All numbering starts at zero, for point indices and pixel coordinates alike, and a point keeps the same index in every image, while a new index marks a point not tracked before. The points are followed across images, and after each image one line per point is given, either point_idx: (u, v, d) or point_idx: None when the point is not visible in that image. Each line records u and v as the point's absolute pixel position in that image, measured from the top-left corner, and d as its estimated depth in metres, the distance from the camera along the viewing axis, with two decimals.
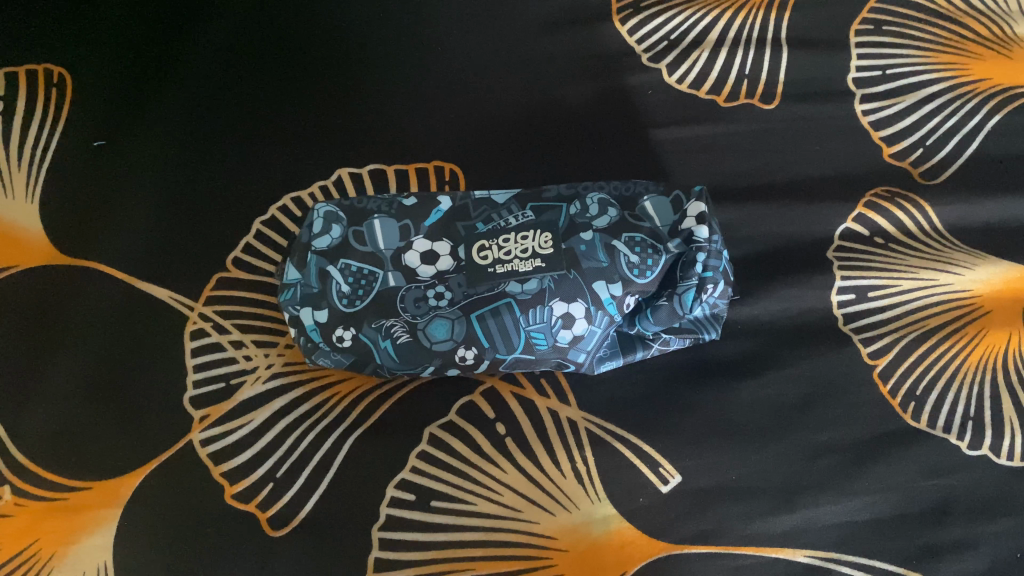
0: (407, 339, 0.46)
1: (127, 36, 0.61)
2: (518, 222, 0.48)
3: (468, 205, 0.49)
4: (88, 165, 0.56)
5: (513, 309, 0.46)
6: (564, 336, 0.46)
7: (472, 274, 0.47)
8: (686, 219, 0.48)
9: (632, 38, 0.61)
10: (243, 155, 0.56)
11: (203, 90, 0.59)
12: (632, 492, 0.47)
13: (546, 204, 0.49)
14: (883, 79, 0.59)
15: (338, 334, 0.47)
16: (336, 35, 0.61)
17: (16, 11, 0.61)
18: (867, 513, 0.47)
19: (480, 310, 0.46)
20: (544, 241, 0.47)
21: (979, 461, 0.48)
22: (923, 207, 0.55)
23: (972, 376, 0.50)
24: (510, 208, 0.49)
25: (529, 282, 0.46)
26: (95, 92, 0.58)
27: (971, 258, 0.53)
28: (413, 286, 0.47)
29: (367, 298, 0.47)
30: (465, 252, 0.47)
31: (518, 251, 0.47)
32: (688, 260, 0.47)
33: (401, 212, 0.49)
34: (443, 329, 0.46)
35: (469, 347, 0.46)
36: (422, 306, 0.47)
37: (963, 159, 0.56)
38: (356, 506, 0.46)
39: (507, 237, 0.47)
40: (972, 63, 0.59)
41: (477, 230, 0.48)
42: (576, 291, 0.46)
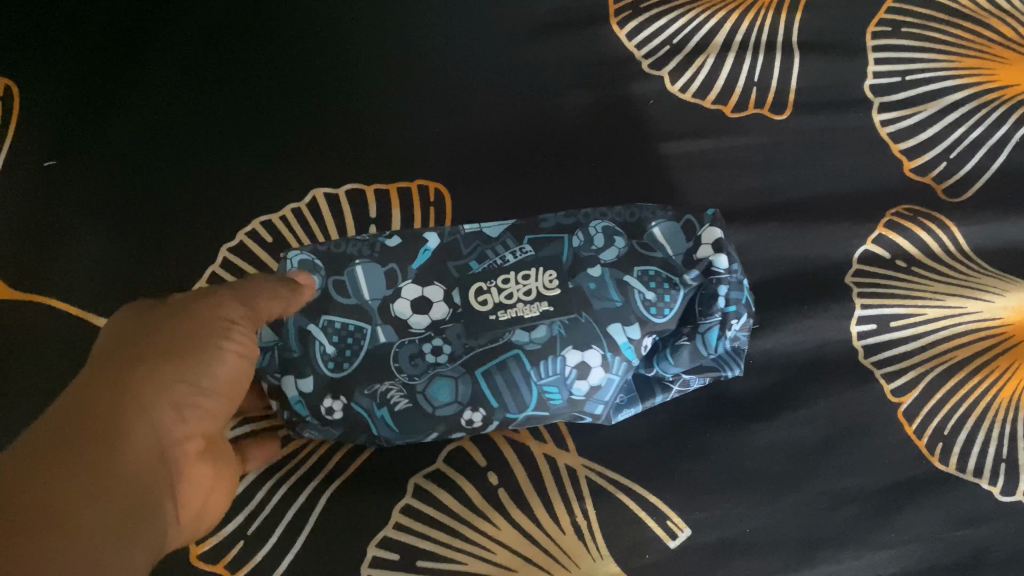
0: (407, 405, 0.41)
1: (83, 39, 0.56)
2: (516, 260, 0.44)
3: (458, 241, 0.45)
4: (39, 187, 0.51)
5: (522, 362, 0.41)
6: (579, 388, 0.42)
7: (472, 322, 0.42)
8: (700, 246, 0.44)
9: (631, 42, 0.57)
10: (211, 175, 0.52)
11: (167, 100, 0.54)
12: (636, 549, 0.43)
13: (544, 237, 0.45)
14: (902, 85, 0.55)
15: (326, 404, 0.41)
16: (311, 41, 0.57)
17: None
18: (895, 568, 0.42)
19: (484, 364, 0.41)
20: (549, 280, 0.43)
21: (1014, 508, 0.44)
22: (947, 226, 0.51)
23: (1005, 414, 0.46)
24: (505, 242, 0.45)
25: (537, 330, 0.42)
26: (47, 103, 0.53)
27: (1000, 282, 0.49)
28: (406, 339, 0.42)
29: (356, 359, 0.42)
30: (461, 296, 0.43)
31: (521, 293, 0.42)
32: (708, 293, 0.43)
33: (383, 256, 0.44)
34: (446, 390, 0.41)
35: (476, 409, 0.41)
36: (418, 365, 0.42)
37: (989, 174, 0.52)
38: (333, 567, 0.42)
39: (506, 278, 0.43)
40: (998, 68, 0.55)
41: (471, 271, 0.44)
42: (590, 338, 0.41)
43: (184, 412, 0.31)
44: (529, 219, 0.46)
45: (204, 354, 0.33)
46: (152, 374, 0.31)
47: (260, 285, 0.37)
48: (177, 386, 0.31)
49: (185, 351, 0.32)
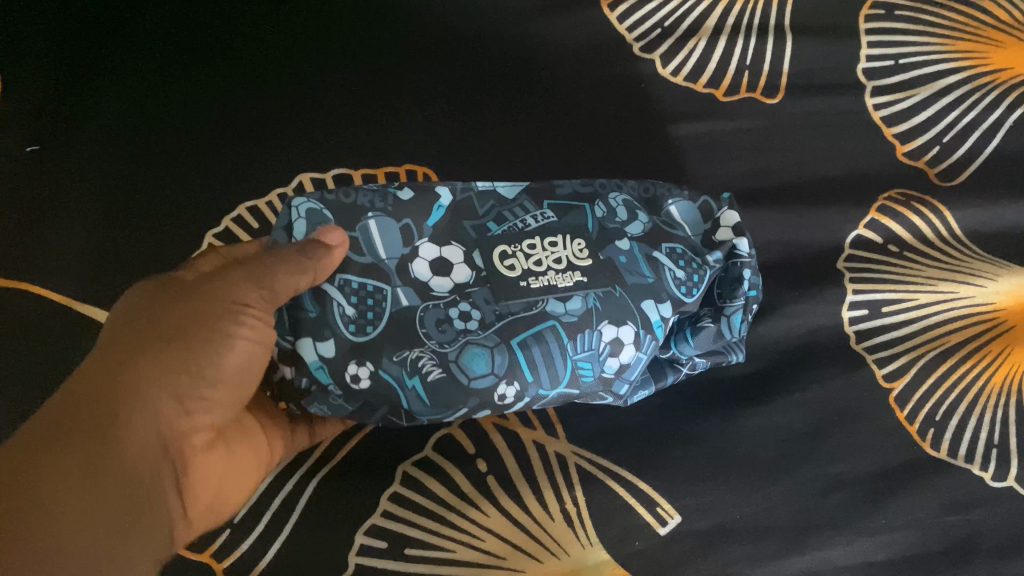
0: (440, 375, 0.39)
1: (65, 19, 0.55)
2: (538, 225, 0.43)
3: (472, 201, 0.44)
4: (21, 171, 0.50)
5: (559, 333, 0.40)
6: (611, 365, 0.41)
7: (499, 286, 0.41)
8: (717, 228, 0.46)
9: (622, 25, 0.56)
10: (196, 159, 0.51)
11: (151, 82, 0.53)
12: (627, 535, 0.42)
13: (564, 205, 0.44)
14: (896, 69, 0.55)
15: (351, 371, 0.38)
16: (297, 22, 0.56)
17: None
18: (886, 554, 0.42)
19: (522, 335, 0.40)
20: (578, 249, 0.42)
21: (1006, 494, 0.43)
22: (940, 211, 0.50)
23: (996, 399, 0.46)
24: (524, 207, 0.44)
25: (572, 302, 0.41)
26: (29, 84, 0.52)
27: (992, 267, 0.49)
28: (429, 304, 0.40)
29: (381, 321, 0.39)
30: (485, 258, 0.41)
31: (552, 261, 0.41)
32: (733, 277, 0.45)
33: (399, 210, 0.42)
34: (481, 361, 0.39)
35: (511, 382, 0.40)
36: (448, 332, 0.40)
37: (982, 158, 0.52)
38: (322, 554, 0.42)
39: (532, 242, 0.42)
40: (991, 51, 0.54)
41: (489, 232, 0.43)
42: (625, 312, 0.41)
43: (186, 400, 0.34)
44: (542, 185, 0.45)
45: (211, 346, 0.35)
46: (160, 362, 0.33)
47: (280, 260, 0.37)
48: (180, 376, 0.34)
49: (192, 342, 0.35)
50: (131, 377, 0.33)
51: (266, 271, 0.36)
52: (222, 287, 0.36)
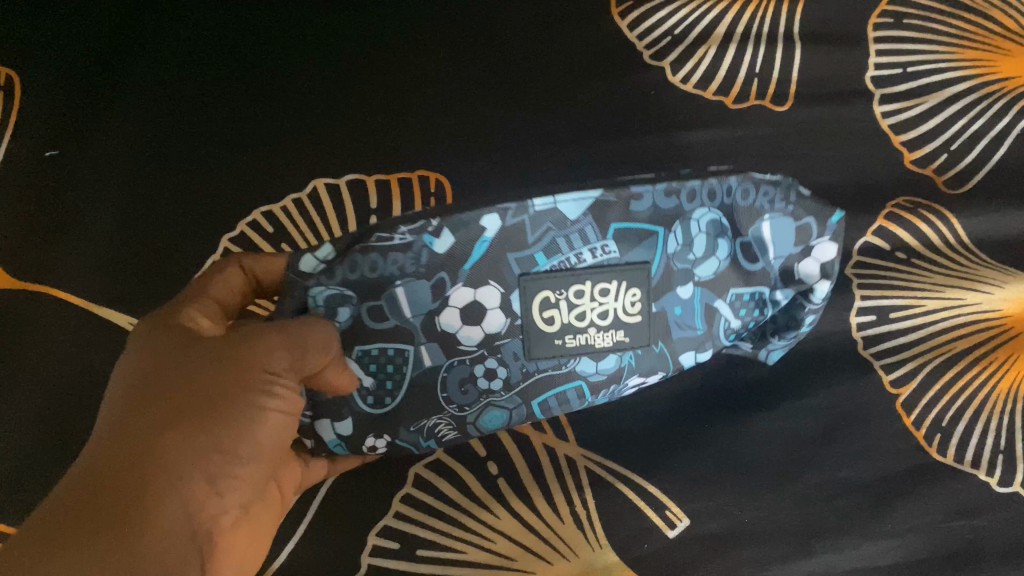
0: (455, 434, 0.43)
1: (79, 20, 0.55)
2: (593, 263, 0.38)
3: (521, 225, 0.38)
4: (39, 178, 0.51)
5: (582, 389, 0.42)
6: (623, 390, 0.44)
7: (535, 341, 0.39)
8: (807, 257, 0.42)
9: (632, 33, 0.56)
10: (201, 170, 0.52)
11: (164, 87, 0.54)
12: (636, 538, 0.43)
13: (636, 231, 0.39)
14: (904, 77, 0.55)
15: (369, 443, 0.41)
16: (304, 30, 0.56)
17: None
18: (893, 558, 0.42)
19: (541, 397, 0.42)
20: (631, 303, 0.39)
21: (1011, 499, 0.44)
22: (948, 218, 0.51)
23: (1003, 405, 0.46)
24: (585, 233, 0.38)
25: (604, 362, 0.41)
26: (44, 91, 0.53)
27: (1000, 274, 0.49)
28: (454, 360, 0.40)
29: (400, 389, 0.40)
30: (528, 306, 0.39)
31: (596, 318, 0.39)
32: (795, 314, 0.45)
33: (429, 264, 0.38)
34: (497, 418, 0.42)
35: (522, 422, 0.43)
36: (470, 394, 0.41)
37: (990, 166, 0.52)
38: (336, 555, 0.42)
39: (581, 291, 0.38)
40: (999, 60, 0.54)
41: (535, 266, 0.38)
42: (660, 358, 0.42)
43: (217, 478, 0.32)
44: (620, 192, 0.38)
45: (236, 415, 0.33)
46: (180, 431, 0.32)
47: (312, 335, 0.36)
48: (207, 451, 0.32)
49: (217, 413, 0.33)
50: (148, 454, 0.31)
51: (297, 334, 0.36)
52: (251, 351, 0.35)
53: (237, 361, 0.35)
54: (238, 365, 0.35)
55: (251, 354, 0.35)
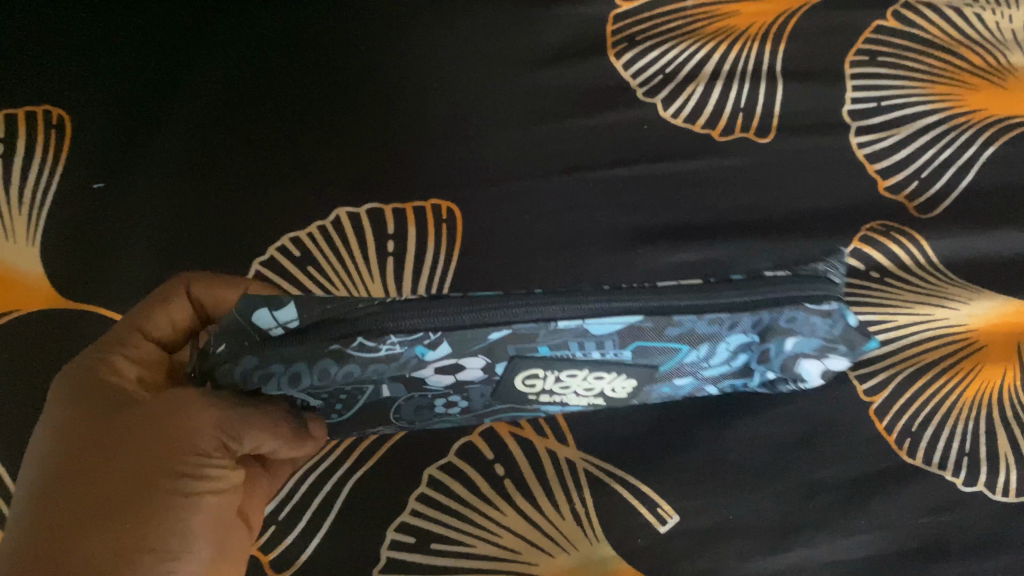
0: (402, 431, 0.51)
1: (128, 74, 0.62)
2: (595, 355, 0.43)
3: (538, 333, 0.41)
4: (89, 208, 0.56)
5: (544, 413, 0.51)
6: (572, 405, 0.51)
7: (512, 394, 0.46)
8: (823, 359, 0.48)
9: (626, 72, 0.62)
10: (186, 168, 0.58)
11: (202, 128, 0.59)
12: (630, 533, 0.47)
13: (655, 347, 0.44)
14: (879, 110, 0.59)
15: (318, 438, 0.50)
16: (281, 48, 0.63)
17: (20, 56, 0.62)
18: (864, 551, 0.46)
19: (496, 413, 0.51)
20: (620, 386, 0.47)
21: (975, 497, 0.48)
22: (917, 241, 0.55)
23: (968, 412, 0.50)
24: (603, 343, 0.43)
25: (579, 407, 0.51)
26: (95, 134, 0.59)
27: (965, 292, 0.54)
28: (415, 394, 0.46)
29: (353, 408, 0.47)
30: (518, 375, 0.44)
31: (581, 388, 0.47)
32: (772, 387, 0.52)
33: (414, 366, 0.43)
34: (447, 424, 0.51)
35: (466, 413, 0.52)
36: (428, 412, 0.48)
37: (958, 192, 0.57)
38: (358, 548, 0.47)
39: (574, 373, 0.45)
40: (965, 94, 0.60)
41: (536, 352, 0.43)
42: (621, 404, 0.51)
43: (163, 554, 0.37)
44: (666, 314, 0.42)
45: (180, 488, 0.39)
46: (116, 515, 0.37)
47: (250, 414, 0.42)
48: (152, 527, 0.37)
49: (157, 495, 0.38)
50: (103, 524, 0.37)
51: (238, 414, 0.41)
52: (183, 432, 0.40)
53: (169, 438, 0.39)
54: (168, 445, 0.39)
55: (186, 430, 0.40)
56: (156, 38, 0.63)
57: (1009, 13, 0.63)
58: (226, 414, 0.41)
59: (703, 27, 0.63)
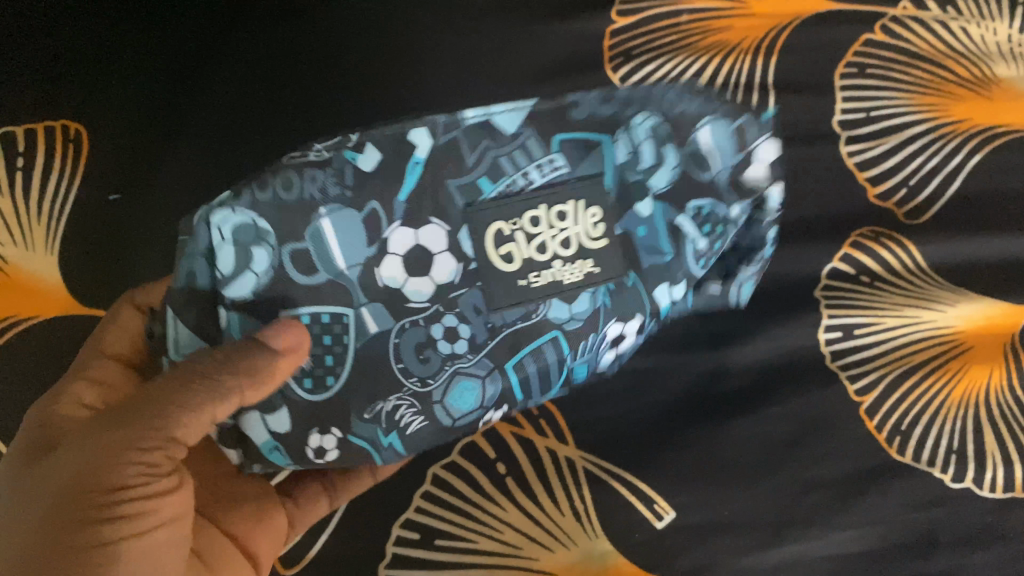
0: (419, 425, 0.48)
1: (143, 79, 0.60)
2: (532, 188, 0.48)
3: (457, 141, 0.48)
4: (106, 222, 0.57)
5: (557, 341, 0.50)
6: (606, 358, 0.53)
7: (495, 278, 0.48)
8: (752, 161, 0.53)
9: (621, 83, 0.62)
10: (186, 161, 0.59)
11: (217, 140, 0.59)
12: (628, 529, 0.49)
13: (578, 142, 0.50)
14: (868, 120, 0.61)
15: (315, 441, 0.47)
16: (283, 57, 0.61)
17: (35, 53, 0.60)
18: (853, 547, 0.48)
19: (511, 360, 0.50)
20: (591, 229, 0.49)
21: (962, 494, 0.50)
22: (906, 246, 0.57)
23: (956, 411, 0.52)
24: (529, 163, 0.49)
25: (610, 356, 0.54)
26: (110, 146, 0.59)
27: (952, 295, 0.55)
28: (405, 325, 0.47)
29: (344, 369, 0.46)
30: (487, 242, 0.48)
31: (555, 246, 0.48)
32: (753, 246, 0.56)
33: (360, 194, 0.46)
34: (466, 395, 0.49)
35: (499, 407, 0.51)
36: (430, 361, 0.48)
37: (946, 199, 0.59)
38: (365, 543, 0.49)
39: (534, 215, 0.48)
40: (951, 104, 0.62)
41: (483, 194, 0.48)
42: (635, 317, 0.52)
43: None
44: (558, 111, 0.50)
45: (90, 530, 0.39)
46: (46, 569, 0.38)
47: (170, 408, 0.41)
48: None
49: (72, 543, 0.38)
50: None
51: (144, 429, 0.40)
52: (108, 463, 0.40)
53: (78, 481, 0.39)
54: (77, 488, 0.39)
55: (96, 467, 0.40)
56: (169, 42, 0.61)
57: (993, 26, 0.65)
58: (133, 433, 0.40)
59: (694, 44, 0.64)
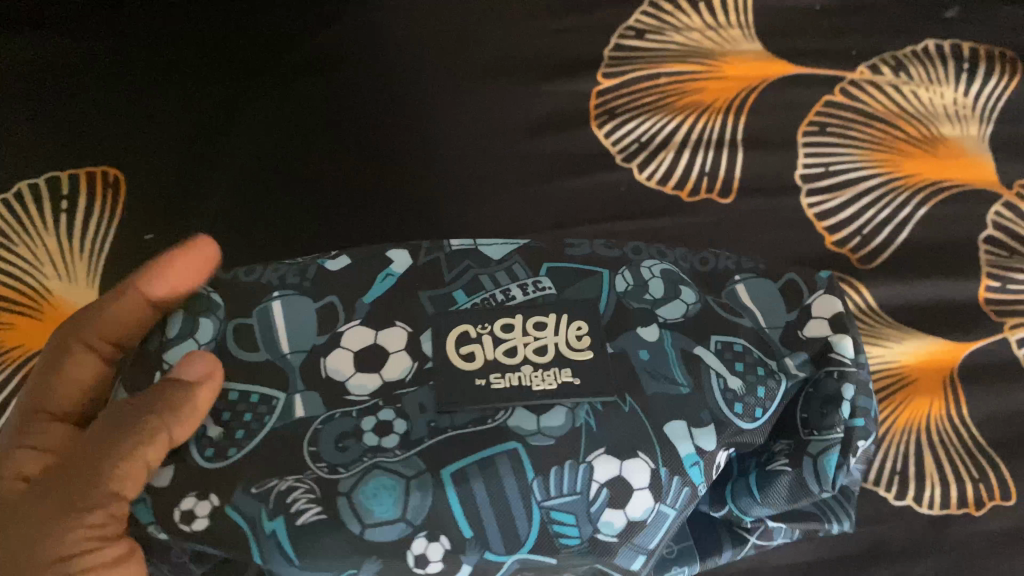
0: (316, 515, 0.40)
1: (175, 134, 0.67)
2: (523, 296, 0.47)
3: (440, 258, 0.49)
4: (143, 253, 0.63)
5: (518, 457, 0.42)
6: (606, 521, 0.42)
7: (455, 381, 0.43)
8: (808, 320, 0.48)
9: (606, 140, 0.69)
10: (217, 198, 0.65)
11: (246, 178, 0.65)
12: None
13: (571, 271, 0.48)
14: (827, 174, 0.68)
15: (187, 505, 0.41)
16: (304, 108, 0.69)
17: (81, 112, 0.68)
18: (809, 556, 0.55)
19: (451, 464, 0.41)
20: (575, 335, 0.45)
21: (904, 510, 0.56)
22: (859, 289, 0.64)
23: (900, 438, 0.58)
24: (520, 277, 0.48)
25: (618, 520, 0.42)
26: (146, 189, 0.65)
27: (900, 333, 0.62)
28: (335, 414, 0.43)
29: (253, 440, 0.43)
30: (449, 342, 0.45)
31: (532, 349, 0.44)
32: (832, 397, 0.46)
33: (321, 291, 0.47)
34: (385, 501, 0.40)
35: (434, 538, 0.40)
36: (348, 451, 0.42)
37: (896, 246, 0.66)
38: None
39: (507, 322, 0.45)
40: (901, 161, 0.69)
41: (456, 302, 0.47)
42: (634, 461, 0.42)
43: None
44: (554, 249, 0.50)
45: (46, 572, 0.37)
46: None
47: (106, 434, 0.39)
48: None
49: None
50: None
51: (77, 456, 0.39)
52: (48, 533, 0.37)
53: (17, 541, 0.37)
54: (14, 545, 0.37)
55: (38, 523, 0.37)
56: (199, 102, 0.69)
57: (942, 90, 0.72)
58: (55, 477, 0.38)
59: (673, 103, 0.70)
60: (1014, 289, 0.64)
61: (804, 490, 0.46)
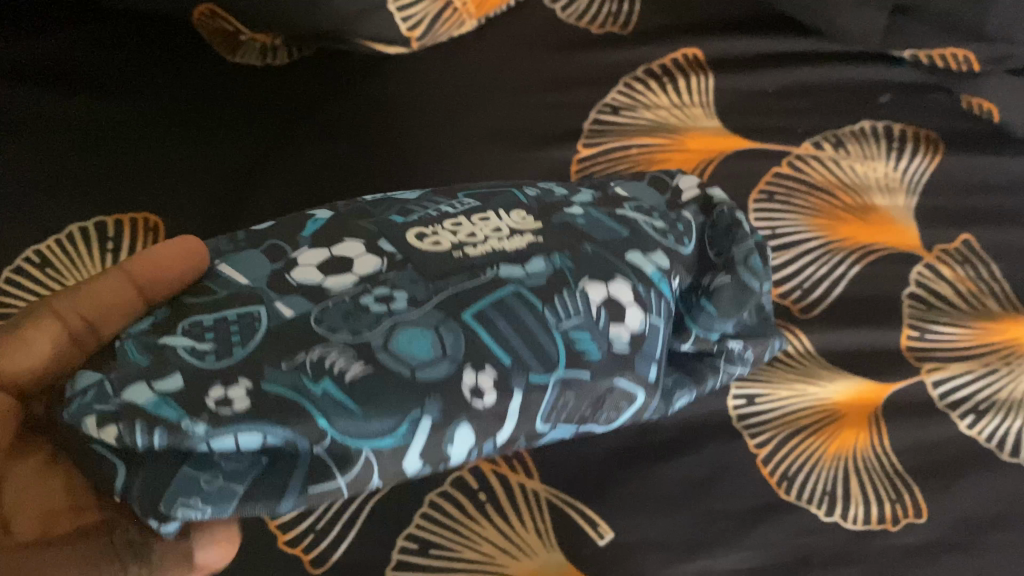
0: (353, 369, 0.49)
1: (214, 167, 0.77)
2: (459, 208, 0.60)
3: (363, 204, 0.61)
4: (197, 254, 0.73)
5: (519, 292, 0.53)
6: (616, 334, 0.54)
7: (427, 261, 0.55)
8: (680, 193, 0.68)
9: None
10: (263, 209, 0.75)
11: (284, 192, 0.77)
12: (579, 544, 0.64)
13: (483, 197, 0.62)
14: (773, 236, 0.79)
15: (213, 396, 0.47)
16: (330, 141, 0.79)
17: (126, 148, 0.77)
18: (750, 563, 0.64)
19: (466, 308, 0.52)
20: (516, 219, 0.59)
21: (833, 525, 0.66)
22: (797, 338, 0.74)
23: (828, 464, 0.68)
24: (444, 204, 0.61)
25: (625, 333, 0.54)
26: (190, 218, 0.74)
27: (831, 374, 0.72)
28: (327, 304, 0.52)
29: (251, 339, 0.50)
30: (409, 233, 0.57)
31: (488, 231, 0.58)
32: (730, 225, 0.65)
33: (261, 242, 0.57)
34: (416, 344, 0.50)
35: (482, 368, 0.50)
36: (360, 318, 0.51)
37: (832, 299, 0.76)
38: (374, 553, 0.62)
39: (451, 221, 0.59)
40: (838, 225, 0.80)
41: (398, 222, 0.58)
42: (615, 282, 0.55)
43: None
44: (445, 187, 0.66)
45: None
46: None
47: None
48: None
49: None
50: None
51: None
52: None
53: None
54: None
55: None
56: (238, 139, 0.79)
57: (875, 165, 0.83)
58: None
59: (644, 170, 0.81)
60: (931, 337, 0.74)
61: (747, 290, 0.61)
